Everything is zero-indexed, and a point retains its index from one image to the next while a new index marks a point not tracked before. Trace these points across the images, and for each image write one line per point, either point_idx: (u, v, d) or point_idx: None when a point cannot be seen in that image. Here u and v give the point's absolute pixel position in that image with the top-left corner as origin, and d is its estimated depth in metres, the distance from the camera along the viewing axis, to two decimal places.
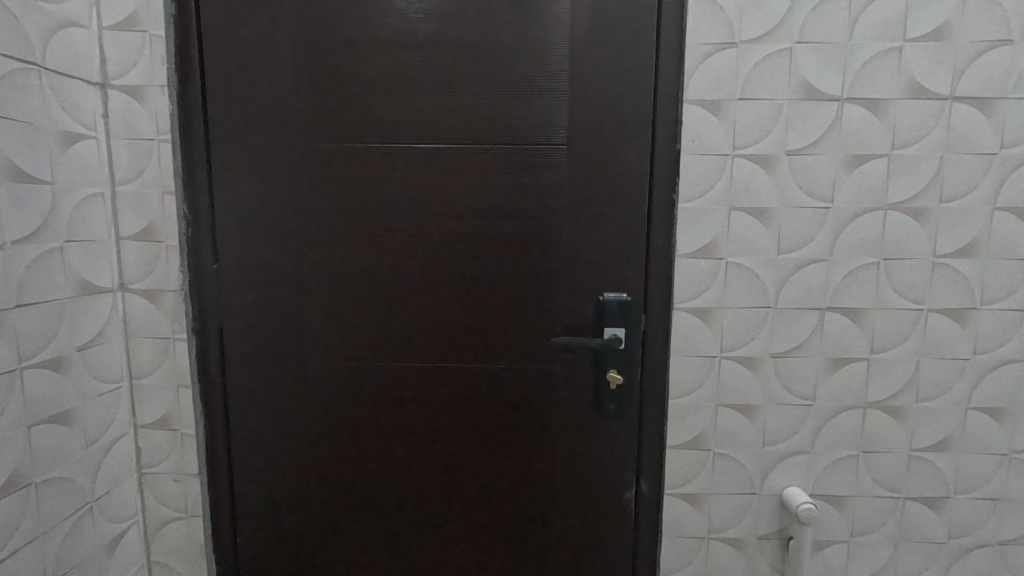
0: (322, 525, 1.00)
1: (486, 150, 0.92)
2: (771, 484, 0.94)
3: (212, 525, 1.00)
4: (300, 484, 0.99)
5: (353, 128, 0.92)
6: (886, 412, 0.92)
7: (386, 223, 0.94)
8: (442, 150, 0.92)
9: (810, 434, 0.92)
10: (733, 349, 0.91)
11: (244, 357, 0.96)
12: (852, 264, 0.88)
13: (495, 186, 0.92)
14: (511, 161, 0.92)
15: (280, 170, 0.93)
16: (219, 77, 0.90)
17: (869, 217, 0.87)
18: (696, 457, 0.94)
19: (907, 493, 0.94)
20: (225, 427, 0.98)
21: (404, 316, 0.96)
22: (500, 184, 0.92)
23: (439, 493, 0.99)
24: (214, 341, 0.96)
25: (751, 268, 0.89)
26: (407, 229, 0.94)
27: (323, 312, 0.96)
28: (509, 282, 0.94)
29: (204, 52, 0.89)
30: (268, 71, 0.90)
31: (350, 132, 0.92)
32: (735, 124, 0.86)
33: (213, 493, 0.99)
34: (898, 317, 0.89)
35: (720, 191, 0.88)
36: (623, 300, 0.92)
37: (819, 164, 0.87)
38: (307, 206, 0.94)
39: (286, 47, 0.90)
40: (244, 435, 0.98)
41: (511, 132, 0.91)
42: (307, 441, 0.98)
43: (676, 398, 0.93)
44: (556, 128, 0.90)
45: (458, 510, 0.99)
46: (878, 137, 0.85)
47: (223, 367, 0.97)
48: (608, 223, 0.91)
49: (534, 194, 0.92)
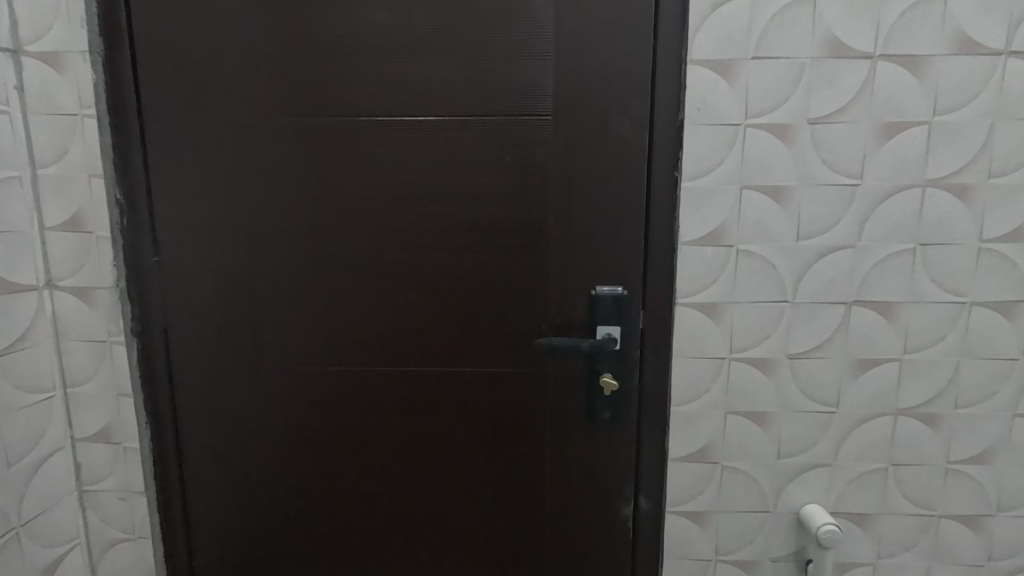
0: (286, 545, 0.90)
1: (459, 122, 0.80)
2: (786, 501, 0.84)
3: (165, 546, 0.91)
4: (261, 501, 0.89)
5: (306, 99, 0.80)
6: (920, 420, 0.80)
7: (348, 208, 0.82)
8: (409, 124, 0.80)
9: (831, 444, 0.81)
10: (744, 350, 0.80)
11: (193, 361, 0.86)
12: (883, 251, 0.76)
13: (471, 165, 0.80)
14: (489, 136, 0.80)
15: (224, 148, 0.81)
16: (150, 40, 0.78)
17: (905, 197, 0.75)
18: (702, 471, 0.83)
19: (942, 511, 0.83)
20: (174, 440, 0.88)
21: (370, 315, 0.85)
22: (476, 162, 0.80)
23: (415, 510, 0.89)
24: (158, 344, 0.85)
25: (765, 257, 0.77)
26: (371, 216, 0.82)
27: (279, 311, 0.85)
28: (488, 275, 0.83)
29: (131, 13, 0.78)
30: (206, 34, 0.78)
31: (303, 103, 0.80)
32: (748, 89, 0.74)
33: (164, 511, 0.90)
34: (936, 312, 0.77)
35: (730, 167, 0.76)
36: (618, 294, 0.80)
37: (847, 134, 0.74)
38: (256, 190, 0.82)
39: (226, 5, 0.78)
40: (196, 448, 0.88)
41: (487, 102, 0.79)
42: (266, 454, 0.88)
43: (679, 406, 0.82)
44: (540, 96, 0.78)
45: (437, 529, 0.89)
46: (916, 100, 0.73)
47: (169, 372, 0.86)
48: (600, 206, 0.79)
49: (516, 174, 0.80)
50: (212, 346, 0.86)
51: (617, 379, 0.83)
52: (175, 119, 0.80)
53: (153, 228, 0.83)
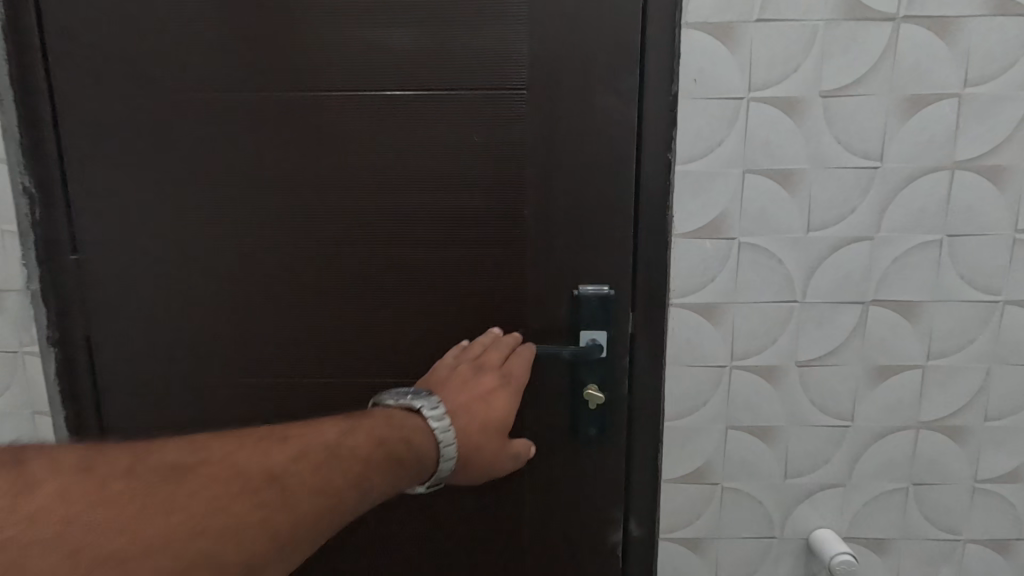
0: None
1: (420, 97, 0.69)
2: (795, 525, 0.74)
3: None
4: None
5: (243, 70, 0.69)
6: (945, 434, 0.71)
7: (294, 198, 0.72)
8: (363, 99, 0.69)
9: (845, 462, 0.72)
10: (747, 356, 0.70)
11: (120, 373, 0.75)
12: (905, 243, 0.67)
13: (435, 146, 0.70)
14: (455, 113, 0.69)
15: (147, 127, 0.70)
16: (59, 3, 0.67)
17: (930, 181, 0.65)
18: (700, 492, 0.74)
19: (969, 535, 0.74)
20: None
21: (323, 320, 0.74)
22: (441, 144, 0.70)
23: (377, 538, 0.79)
24: (82, 354, 0.75)
25: (771, 250, 0.68)
26: (321, 206, 0.72)
27: (217, 316, 0.74)
28: (456, 273, 0.72)
29: None
30: None
31: (239, 75, 0.69)
32: (752, 56, 0.64)
33: None
34: (965, 312, 0.68)
35: (731, 147, 0.66)
36: (604, 295, 0.71)
37: (865, 109, 0.64)
38: (186, 177, 0.71)
39: None
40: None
41: (453, 74, 0.68)
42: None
43: (674, 420, 0.72)
44: (513, 67, 0.68)
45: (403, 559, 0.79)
46: (945, 69, 0.63)
47: (95, 385, 0.76)
48: (583, 194, 0.69)
49: (486, 157, 0.70)
50: (142, 356, 0.75)
51: (604, 391, 0.73)
52: (90, 94, 0.70)
53: (72, 221, 0.72)
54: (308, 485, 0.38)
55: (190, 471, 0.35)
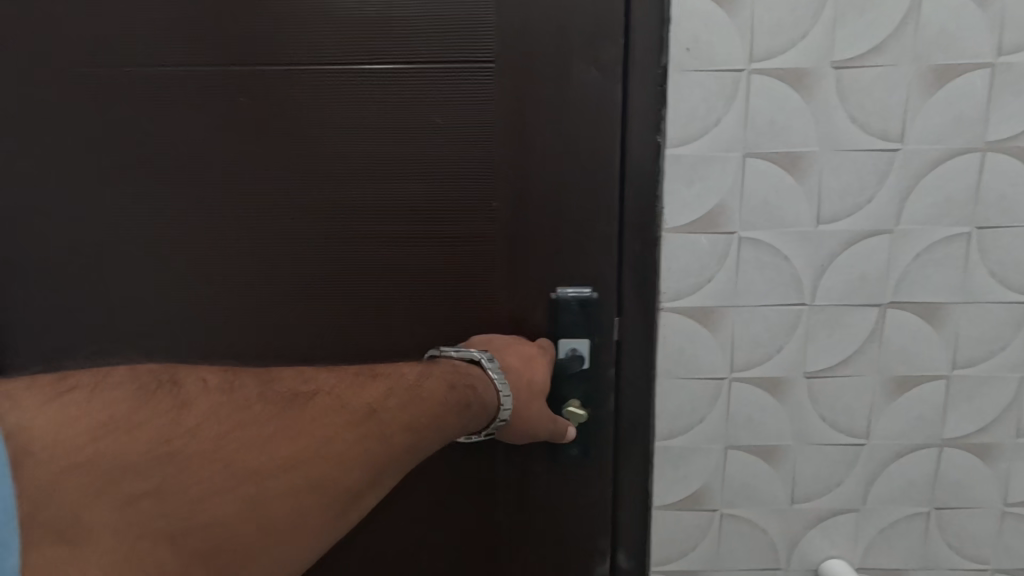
0: None
1: (368, 71, 0.59)
2: (802, 555, 0.66)
3: None
4: None
5: (164, 42, 0.59)
6: (972, 452, 0.63)
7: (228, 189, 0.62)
8: (303, 74, 0.60)
9: (859, 485, 0.64)
10: (749, 367, 0.61)
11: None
12: (929, 237, 0.58)
13: (389, 129, 0.60)
14: (410, 89, 0.59)
15: (56, 110, 0.61)
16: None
17: (959, 165, 0.57)
18: (695, 519, 0.66)
19: (997, 564, 0.66)
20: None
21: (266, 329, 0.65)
22: (395, 125, 0.60)
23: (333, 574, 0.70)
24: None
25: (776, 246, 0.59)
26: (260, 198, 0.62)
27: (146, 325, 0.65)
28: (416, 276, 0.63)
29: None
30: None
31: (159, 48, 0.59)
32: (753, 21, 0.55)
33: None
34: (996, 315, 0.60)
35: (729, 127, 0.57)
36: (586, 297, 0.62)
37: (883, 82, 0.56)
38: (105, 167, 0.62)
39: None
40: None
41: (408, 41, 0.58)
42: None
43: (666, 439, 0.64)
44: (475, 33, 0.58)
45: None
46: (977, 35, 0.54)
47: None
48: (560, 182, 0.60)
49: (447, 141, 0.60)
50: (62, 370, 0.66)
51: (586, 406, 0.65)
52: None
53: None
54: (397, 423, 0.47)
55: (312, 398, 0.46)
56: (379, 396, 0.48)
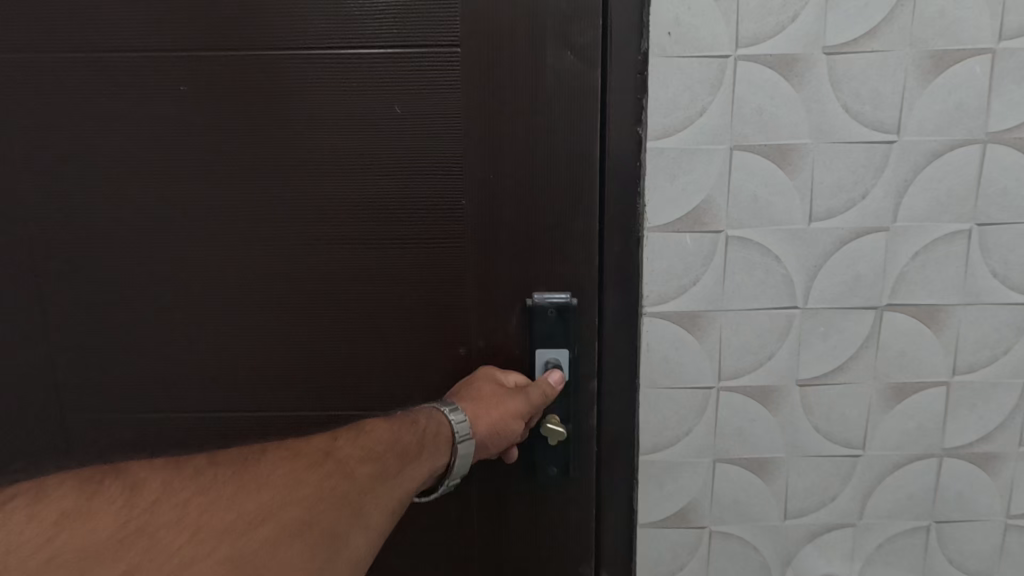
0: None
1: (324, 58, 0.54)
2: (796, 573, 0.62)
3: None
4: None
5: (102, 27, 0.54)
6: (973, 462, 0.59)
7: (176, 186, 0.57)
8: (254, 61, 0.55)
9: (855, 498, 0.60)
10: (739, 375, 0.57)
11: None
12: (928, 234, 0.54)
13: (350, 121, 0.56)
14: (373, 79, 0.55)
15: None
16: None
17: (959, 157, 0.53)
18: (683, 538, 0.61)
19: None
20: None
21: (219, 340, 0.60)
22: (357, 117, 0.55)
23: None
24: None
25: (766, 246, 0.55)
26: (210, 198, 0.57)
27: (90, 335, 0.60)
28: (380, 281, 0.58)
29: None
30: None
31: (97, 34, 0.54)
32: (738, 3, 0.51)
33: None
34: (998, 317, 0.56)
35: (715, 118, 0.53)
36: (564, 303, 0.58)
37: (878, 68, 0.52)
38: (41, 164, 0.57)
39: None
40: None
41: (366, 24, 0.54)
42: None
43: (651, 452, 0.60)
44: (440, 15, 0.53)
45: None
46: (977, 18, 0.51)
47: None
48: (535, 180, 0.56)
49: (412, 134, 0.56)
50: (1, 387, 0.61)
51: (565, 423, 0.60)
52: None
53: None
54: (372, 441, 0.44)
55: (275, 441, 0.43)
56: (327, 441, 0.42)
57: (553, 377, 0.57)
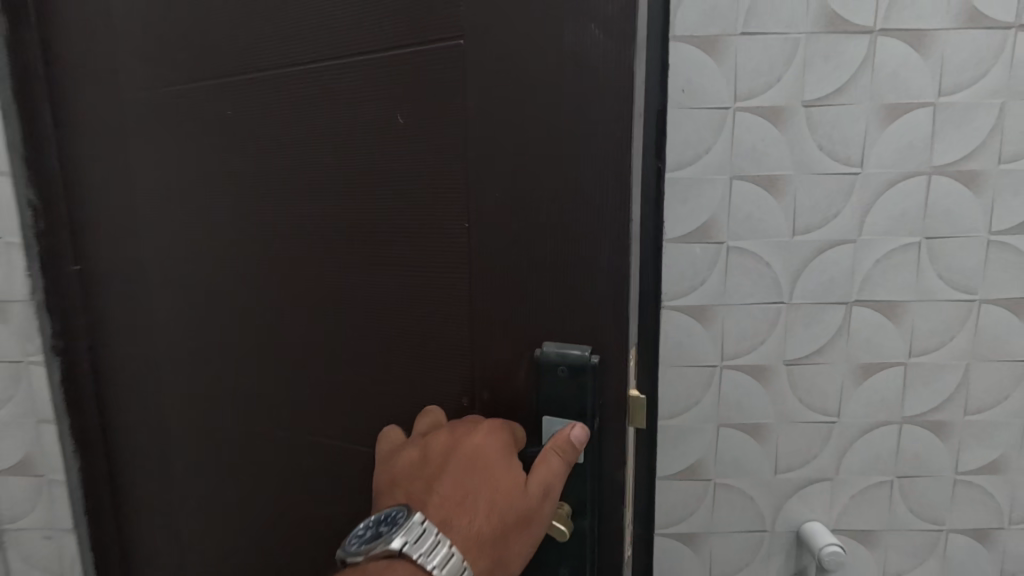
0: None
1: (323, 75, 0.49)
2: (785, 519, 0.77)
3: None
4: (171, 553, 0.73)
5: (162, 52, 0.57)
6: (926, 429, 0.74)
7: (211, 213, 0.59)
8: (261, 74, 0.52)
9: (832, 458, 0.75)
10: (737, 356, 0.72)
11: (104, 385, 0.73)
12: (888, 245, 0.69)
13: (342, 134, 0.49)
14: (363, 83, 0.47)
15: (104, 130, 0.64)
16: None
17: (910, 185, 0.68)
18: (693, 489, 0.76)
19: (951, 526, 0.76)
20: (101, 489, 0.76)
21: (245, 365, 0.61)
22: (348, 132, 0.49)
23: None
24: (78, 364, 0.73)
25: (758, 254, 0.70)
26: (233, 224, 0.58)
27: (163, 338, 0.66)
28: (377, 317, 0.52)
29: None
30: None
31: (163, 61, 0.57)
32: (737, 67, 0.66)
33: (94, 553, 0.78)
34: (945, 311, 0.71)
35: (718, 155, 0.68)
36: (578, 362, 0.45)
37: (846, 116, 0.67)
38: (138, 186, 0.63)
39: None
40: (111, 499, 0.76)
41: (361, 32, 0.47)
42: (174, 517, 0.71)
43: (667, 419, 0.75)
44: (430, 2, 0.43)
45: None
46: (921, 80, 0.66)
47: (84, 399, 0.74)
48: (535, 200, 0.44)
49: (396, 155, 0.47)
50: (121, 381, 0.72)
51: (574, 517, 0.48)
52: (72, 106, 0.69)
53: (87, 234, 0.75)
54: None
55: None
56: None
57: (576, 435, 0.45)
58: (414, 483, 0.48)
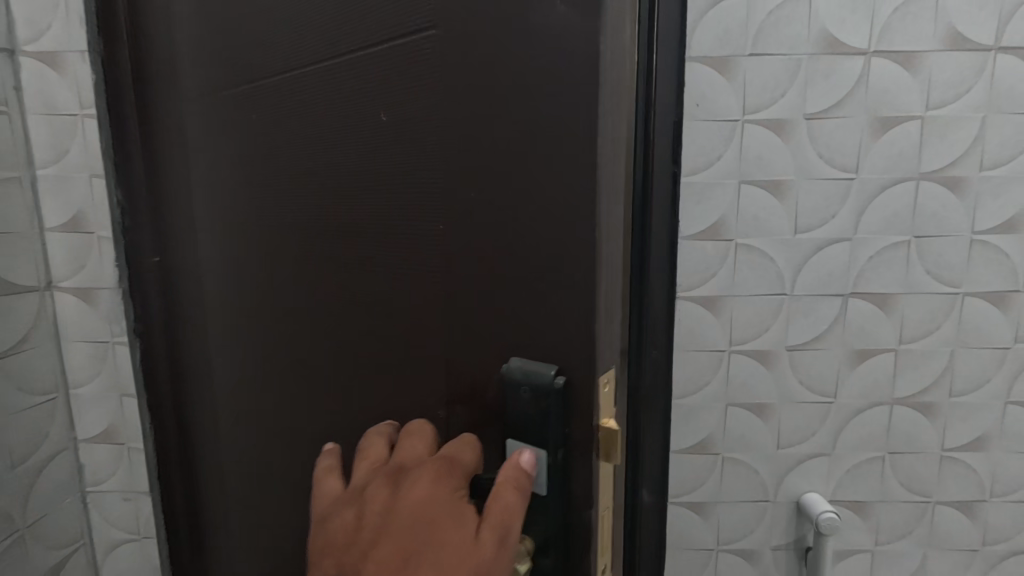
0: None
1: (326, 80, 0.54)
2: (787, 490, 0.85)
3: (166, 549, 0.88)
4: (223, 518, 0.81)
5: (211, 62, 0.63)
6: (915, 409, 0.82)
7: (238, 208, 0.65)
8: (283, 83, 0.58)
9: (829, 435, 0.83)
10: (744, 342, 0.81)
11: (168, 365, 0.81)
12: (881, 243, 0.77)
13: (342, 136, 0.54)
14: (361, 89, 0.52)
15: (165, 134, 0.71)
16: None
17: (900, 189, 0.76)
18: (704, 462, 0.85)
19: (938, 498, 0.84)
20: (170, 458, 0.85)
21: (263, 346, 0.67)
22: (348, 135, 0.54)
23: None
24: (148, 345, 0.82)
25: (763, 250, 0.78)
26: (254, 217, 0.64)
27: (210, 321, 0.73)
28: (370, 305, 0.56)
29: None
30: None
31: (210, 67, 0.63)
32: (746, 85, 0.75)
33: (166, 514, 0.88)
34: (932, 302, 0.79)
35: (728, 162, 0.77)
36: (543, 384, 0.47)
37: (843, 128, 0.75)
38: (190, 183, 0.70)
39: None
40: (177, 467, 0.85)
41: (364, 29, 0.50)
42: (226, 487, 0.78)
43: (681, 399, 0.83)
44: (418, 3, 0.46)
45: None
46: (911, 96, 0.74)
47: (156, 377, 0.82)
48: (501, 196, 0.45)
49: (385, 155, 0.51)
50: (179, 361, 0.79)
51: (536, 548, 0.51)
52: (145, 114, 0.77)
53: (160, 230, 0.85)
54: None
55: None
56: None
57: (523, 461, 0.48)
58: (375, 513, 0.53)
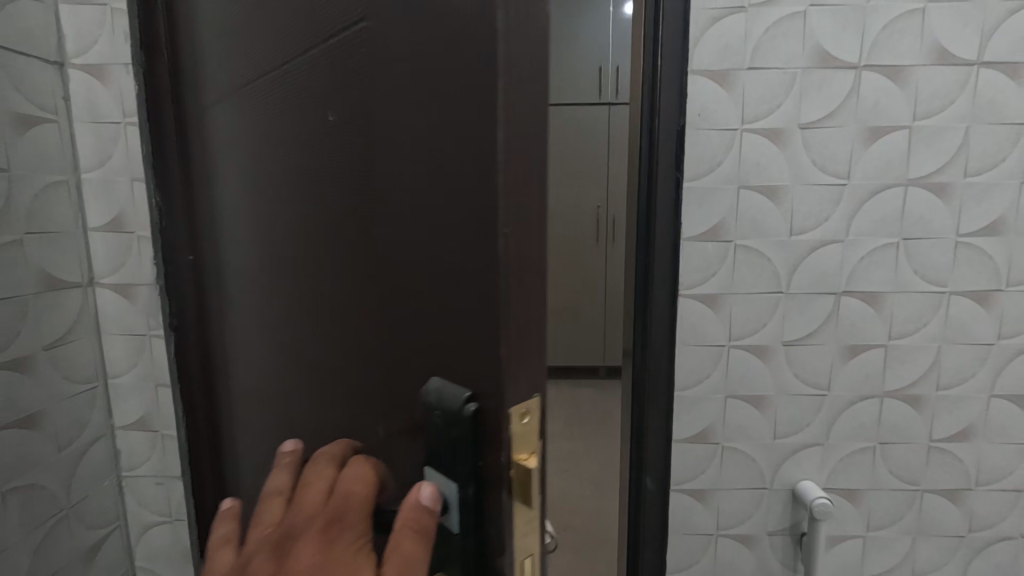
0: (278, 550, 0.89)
1: (266, 97, 0.53)
2: (783, 478, 0.90)
3: (197, 531, 0.94)
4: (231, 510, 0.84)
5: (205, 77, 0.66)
6: (904, 401, 0.87)
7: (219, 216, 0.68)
8: (239, 101, 0.59)
9: (823, 426, 0.88)
10: (742, 338, 0.86)
11: (194, 362, 0.85)
12: (871, 245, 0.82)
13: (278, 155, 0.53)
14: (288, 106, 0.50)
15: (186, 142, 0.75)
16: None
17: (889, 194, 0.81)
18: (704, 451, 0.90)
19: (926, 486, 0.89)
20: (198, 447, 0.89)
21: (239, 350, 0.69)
22: (281, 154, 0.52)
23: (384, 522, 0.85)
24: (177, 342, 0.87)
25: (761, 251, 0.84)
26: (228, 226, 0.66)
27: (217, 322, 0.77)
28: (298, 300, 0.53)
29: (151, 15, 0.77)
30: None
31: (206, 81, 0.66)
32: (744, 96, 0.80)
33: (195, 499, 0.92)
34: (920, 301, 0.84)
35: (728, 168, 0.82)
36: (452, 411, 0.36)
37: (836, 137, 0.80)
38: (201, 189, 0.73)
39: None
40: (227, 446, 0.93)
41: (291, 42, 0.47)
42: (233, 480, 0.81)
43: (684, 390, 0.88)
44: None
45: None
46: (899, 107, 0.79)
47: (185, 371, 0.87)
48: (409, 159, 0.37)
49: (306, 176, 0.49)
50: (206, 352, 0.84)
51: None
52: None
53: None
54: None
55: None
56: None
57: (423, 498, 0.37)
58: None
